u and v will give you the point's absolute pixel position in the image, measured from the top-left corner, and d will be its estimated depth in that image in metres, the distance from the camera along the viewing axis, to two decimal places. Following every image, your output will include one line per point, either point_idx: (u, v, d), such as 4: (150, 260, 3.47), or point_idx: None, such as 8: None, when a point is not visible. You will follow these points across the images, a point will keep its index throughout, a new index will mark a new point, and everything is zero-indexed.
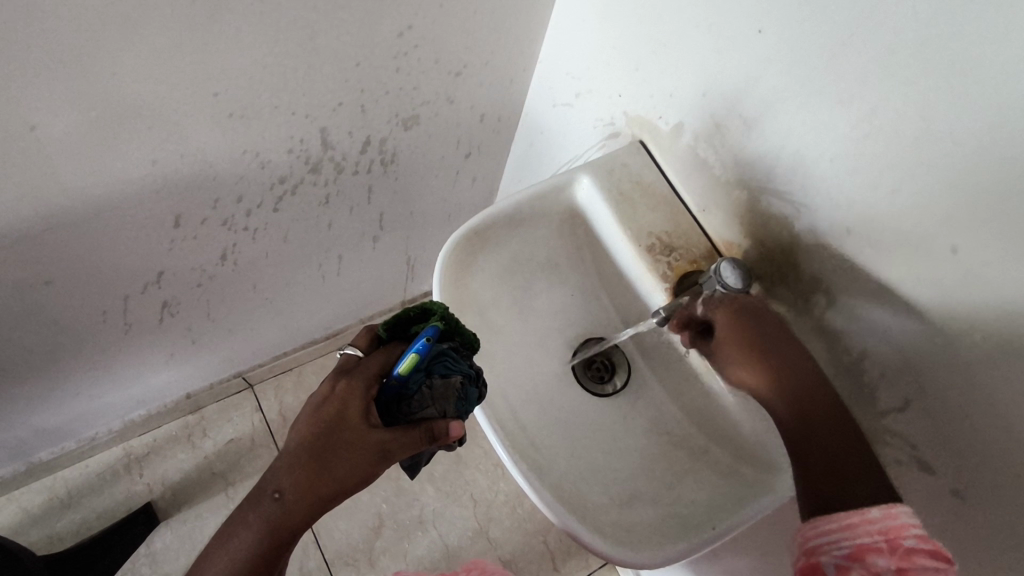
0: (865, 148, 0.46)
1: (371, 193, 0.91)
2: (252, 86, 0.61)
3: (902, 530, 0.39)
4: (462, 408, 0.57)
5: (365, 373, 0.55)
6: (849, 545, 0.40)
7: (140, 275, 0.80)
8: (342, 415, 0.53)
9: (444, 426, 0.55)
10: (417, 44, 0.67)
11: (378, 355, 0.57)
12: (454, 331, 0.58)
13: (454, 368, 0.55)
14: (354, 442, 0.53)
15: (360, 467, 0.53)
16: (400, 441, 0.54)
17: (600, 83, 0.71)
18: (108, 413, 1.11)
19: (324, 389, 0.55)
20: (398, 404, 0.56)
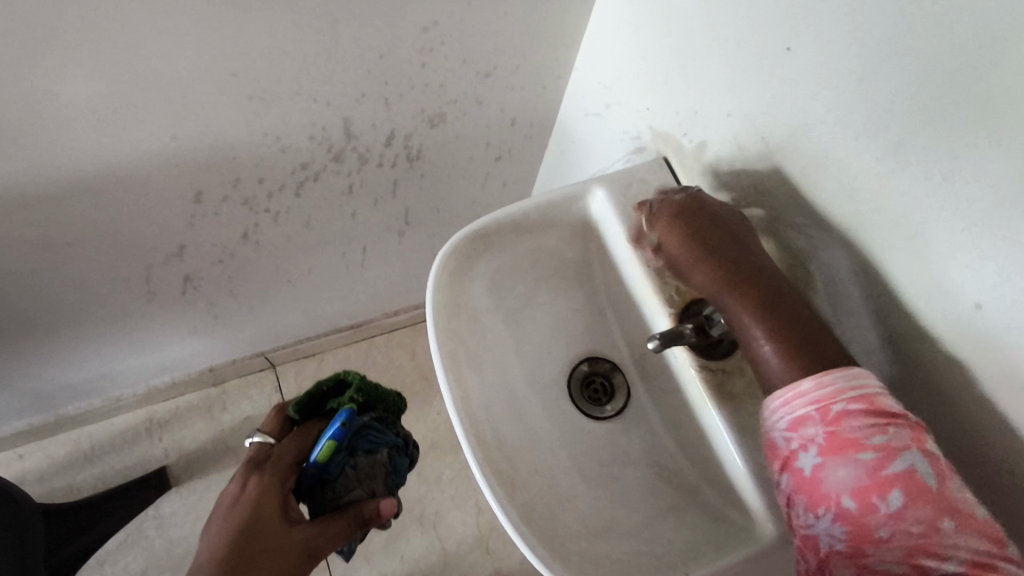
0: (884, 185, 0.42)
1: (396, 188, 0.90)
2: (273, 69, 0.61)
3: (831, 395, 0.41)
4: (390, 480, 0.74)
5: (281, 465, 0.73)
6: (789, 415, 0.42)
7: (163, 247, 0.82)
8: (265, 511, 0.69)
9: (372, 506, 0.70)
10: (443, 41, 0.66)
11: (294, 447, 0.75)
12: (375, 403, 0.78)
13: (376, 443, 0.73)
14: (285, 539, 0.68)
15: (287, 564, 0.67)
16: (330, 533, 0.68)
17: (630, 95, 0.68)
18: (132, 376, 1.16)
19: (236, 491, 0.70)
20: (327, 490, 0.72)
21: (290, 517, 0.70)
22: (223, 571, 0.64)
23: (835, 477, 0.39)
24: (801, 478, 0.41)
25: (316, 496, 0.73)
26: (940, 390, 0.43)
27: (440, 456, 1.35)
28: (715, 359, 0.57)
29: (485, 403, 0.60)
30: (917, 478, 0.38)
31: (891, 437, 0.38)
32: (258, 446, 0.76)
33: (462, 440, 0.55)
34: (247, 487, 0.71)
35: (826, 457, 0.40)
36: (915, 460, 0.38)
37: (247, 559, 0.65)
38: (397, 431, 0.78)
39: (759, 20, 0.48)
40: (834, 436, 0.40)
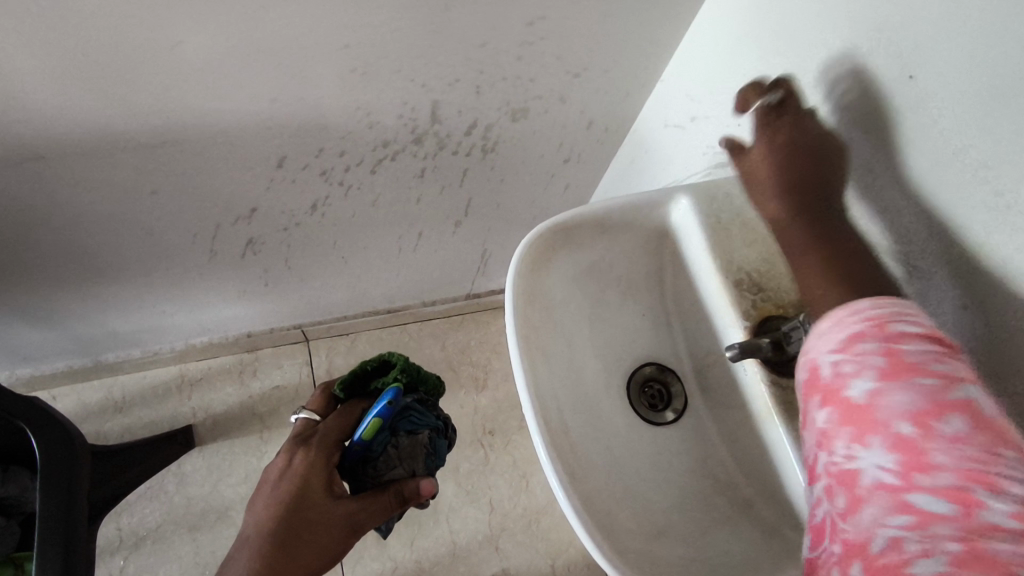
0: (997, 220, 0.42)
1: (464, 177, 0.92)
2: (382, 45, 0.62)
3: (889, 318, 0.43)
4: (428, 460, 0.78)
5: (326, 441, 0.76)
6: (845, 334, 0.43)
7: (235, 207, 0.83)
8: (309, 487, 0.73)
9: (413, 486, 0.74)
10: (544, 36, 0.68)
11: (336, 425, 0.78)
12: (416, 383, 0.79)
13: (417, 425, 0.76)
14: (326, 514, 0.72)
15: (329, 539, 0.72)
16: (371, 510, 0.72)
17: (720, 109, 0.69)
18: (175, 332, 1.17)
19: (281, 466, 0.75)
20: (368, 467, 0.75)
21: (332, 494, 0.74)
22: (273, 541, 0.70)
23: (891, 401, 0.40)
24: (851, 403, 0.42)
25: (358, 472, 0.77)
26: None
27: (460, 449, 1.36)
28: (786, 377, 0.57)
29: (550, 393, 0.60)
30: (976, 409, 0.39)
31: (949, 365, 0.40)
32: (304, 422, 0.80)
33: (534, 429, 0.56)
34: (292, 462, 0.75)
35: (884, 380, 0.41)
36: (971, 391, 0.39)
37: (294, 531, 0.71)
38: (437, 413, 0.81)
39: (881, 47, 0.48)
40: (893, 358, 0.41)
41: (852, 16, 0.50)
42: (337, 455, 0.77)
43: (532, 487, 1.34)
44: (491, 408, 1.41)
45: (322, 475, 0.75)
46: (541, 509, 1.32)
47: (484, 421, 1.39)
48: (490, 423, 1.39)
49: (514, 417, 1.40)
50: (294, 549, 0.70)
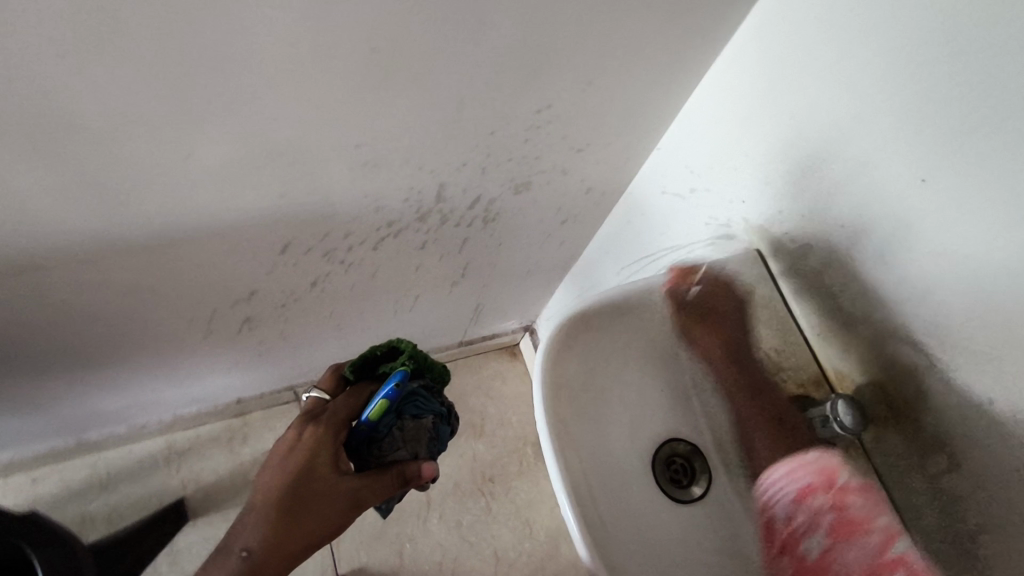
0: (1020, 322, 0.45)
1: (464, 245, 0.91)
2: (392, 141, 0.62)
3: (836, 472, 0.57)
4: (432, 445, 0.74)
5: (335, 417, 0.71)
6: (795, 487, 0.58)
7: (234, 292, 0.81)
8: (315, 459, 0.68)
9: (415, 469, 0.71)
10: (551, 120, 0.69)
11: (345, 403, 0.72)
12: (423, 370, 0.77)
13: (424, 410, 0.73)
14: (331, 488, 0.67)
15: (335, 514, 0.67)
16: (373, 487, 0.68)
17: (722, 184, 0.71)
18: (164, 405, 1.14)
19: (290, 439, 0.70)
20: (374, 448, 0.71)
21: (339, 469, 0.69)
22: (278, 505, 0.66)
23: (844, 559, 0.54)
24: (803, 557, 0.56)
25: (363, 453, 0.71)
26: None
27: (461, 501, 1.34)
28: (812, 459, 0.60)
29: (583, 484, 0.60)
30: (909, 563, 0.52)
31: (884, 522, 0.55)
32: (312, 399, 0.75)
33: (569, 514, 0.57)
34: (302, 435, 0.70)
35: (836, 538, 0.55)
36: (865, 498, 0.56)
37: (300, 501, 0.66)
38: (441, 400, 0.78)
39: (890, 149, 0.52)
40: (843, 514, 0.55)
41: (860, 117, 0.54)
42: (344, 432, 0.71)
43: (535, 534, 1.33)
44: (489, 455, 1.40)
45: (330, 450, 0.69)
46: (546, 556, 1.31)
47: (483, 469, 1.38)
48: (489, 471, 1.38)
49: (513, 464, 1.40)
50: (299, 519, 0.65)
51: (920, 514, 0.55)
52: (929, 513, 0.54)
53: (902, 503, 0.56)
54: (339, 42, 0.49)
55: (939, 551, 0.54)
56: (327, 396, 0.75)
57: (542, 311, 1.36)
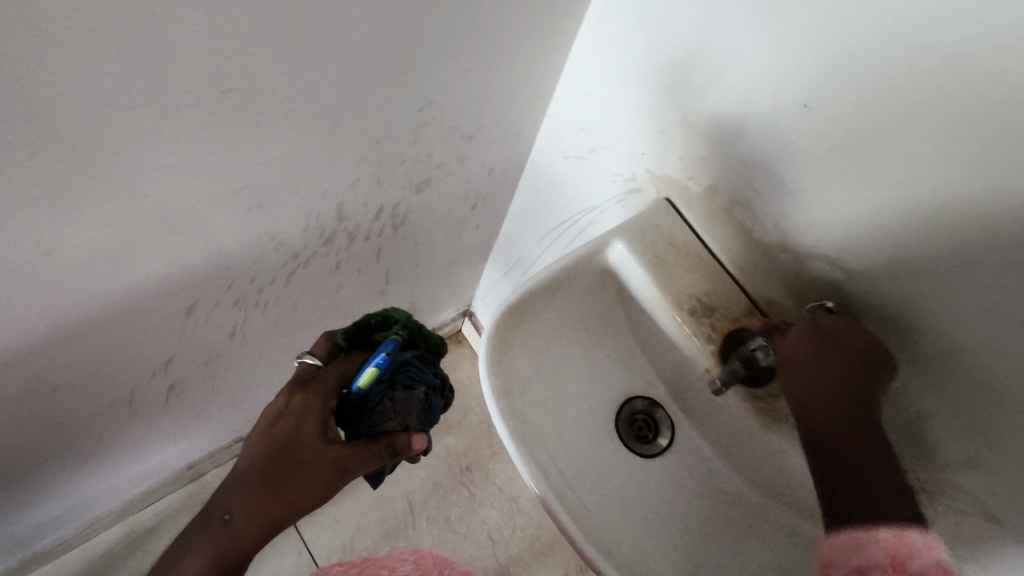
0: (922, 223, 0.48)
1: (380, 254, 0.88)
2: (274, 176, 0.58)
3: (910, 553, 0.41)
4: (425, 417, 0.67)
5: (325, 386, 0.66)
6: (859, 561, 0.41)
7: (148, 366, 0.75)
8: (303, 426, 0.64)
9: (405, 440, 0.64)
10: (435, 115, 0.66)
11: (335, 370, 0.67)
12: (415, 339, 0.73)
13: (416, 380, 0.67)
14: (317, 456, 0.63)
15: (319, 480, 0.64)
16: (360, 456, 0.64)
17: (620, 140, 0.71)
18: (108, 494, 1.06)
19: (278, 405, 0.65)
20: (365, 418, 0.66)
21: (326, 436, 0.65)
22: (264, 471, 0.64)
23: None
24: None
25: (354, 422, 0.66)
26: (988, 389, 0.49)
27: (444, 497, 1.34)
28: (762, 388, 0.61)
29: (556, 472, 0.60)
30: None
31: None
32: (303, 366, 0.69)
33: (532, 482, 0.57)
34: (290, 402, 0.65)
35: None
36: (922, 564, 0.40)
37: (285, 469, 0.64)
38: (434, 370, 0.72)
39: (770, 81, 0.52)
40: None
41: (735, 53, 0.54)
42: (334, 400, 0.66)
43: (524, 506, 1.36)
44: (460, 445, 1.40)
45: (318, 416, 0.65)
46: (540, 523, 1.34)
47: (458, 460, 1.38)
48: (465, 460, 1.38)
49: (485, 446, 1.40)
50: (283, 485, 0.63)
51: None
52: None
53: None
54: (186, 91, 0.45)
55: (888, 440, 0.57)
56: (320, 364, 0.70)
57: (475, 293, 1.34)
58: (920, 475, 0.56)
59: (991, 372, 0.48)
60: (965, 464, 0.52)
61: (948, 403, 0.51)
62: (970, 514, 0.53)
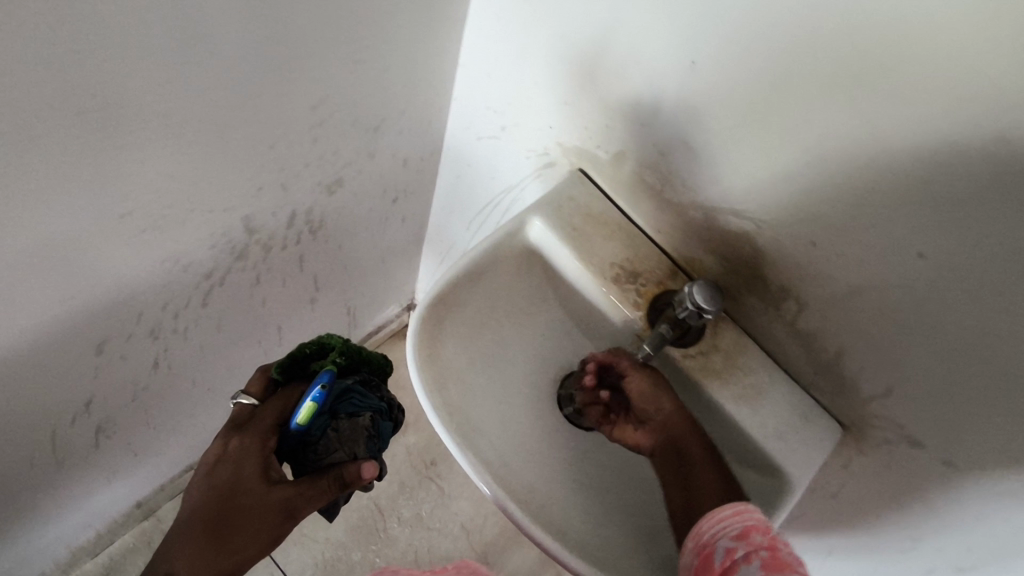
0: (815, 166, 0.48)
1: (303, 261, 0.85)
2: (163, 196, 0.55)
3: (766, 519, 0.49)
4: (375, 445, 0.64)
5: (263, 425, 0.62)
6: (738, 525, 0.47)
7: (66, 410, 0.71)
8: (242, 470, 0.60)
9: (354, 470, 0.61)
10: (331, 112, 0.63)
11: (273, 405, 0.63)
12: (358, 365, 0.69)
13: (361, 407, 0.63)
14: (261, 500, 0.60)
15: (264, 525, 0.59)
16: (307, 493, 0.60)
17: (527, 115, 0.70)
18: (51, 546, 1.01)
19: (215, 452, 0.61)
20: (309, 452, 0.62)
21: (269, 478, 0.61)
22: (204, 524, 0.58)
23: None
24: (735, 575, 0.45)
25: (298, 458, 0.63)
26: (896, 321, 0.50)
27: (412, 494, 1.33)
28: (691, 346, 0.61)
29: (499, 460, 0.60)
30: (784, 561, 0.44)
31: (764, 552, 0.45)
32: (239, 408, 0.65)
33: (486, 487, 0.56)
34: (227, 448, 0.61)
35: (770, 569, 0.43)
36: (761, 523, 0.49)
37: (224, 519, 0.59)
38: (381, 394, 0.68)
39: (657, 39, 0.52)
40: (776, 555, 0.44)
41: (620, 15, 0.53)
42: (274, 438, 0.62)
43: None
44: (421, 440, 1.38)
45: (258, 458, 0.61)
46: None
47: (421, 456, 1.37)
48: (429, 454, 1.37)
49: None
50: (225, 538, 0.58)
51: (791, 355, 0.60)
52: (800, 356, 0.59)
53: (779, 353, 0.61)
54: (41, 115, 0.41)
55: (816, 378, 0.59)
56: (257, 403, 0.66)
57: (416, 287, 1.32)
58: (849, 409, 0.58)
59: (898, 304, 0.49)
60: (886, 393, 0.54)
61: (863, 339, 0.53)
62: (895, 441, 0.55)
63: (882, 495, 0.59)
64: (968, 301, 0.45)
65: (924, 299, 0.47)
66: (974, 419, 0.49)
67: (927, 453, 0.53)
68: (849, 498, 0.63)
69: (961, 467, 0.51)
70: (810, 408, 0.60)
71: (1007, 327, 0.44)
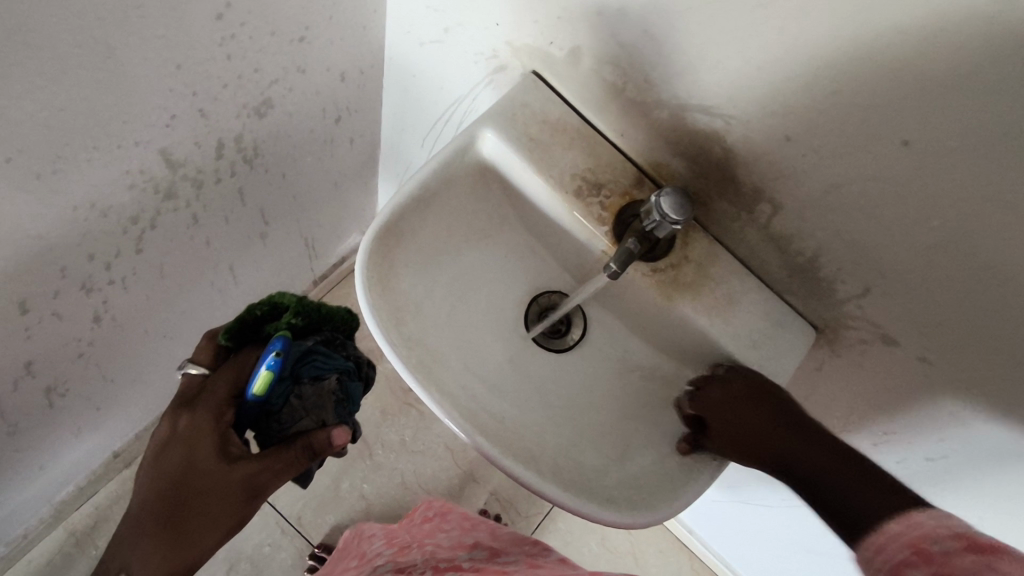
0: (791, 50, 0.43)
1: (244, 194, 0.78)
2: (56, 134, 0.48)
3: (930, 539, 0.34)
4: (342, 408, 0.63)
5: (214, 400, 0.58)
6: (891, 557, 0.36)
7: (4, 374, 0.66)
8: (196, 450, 0.57)
9: (324, 437, 0.59)
10: (242, 21, 0.55)
11: (225, 376, 0.59)
12: (316, 325, 0.65)
13: (326, 369, 0.61)
14: (220, 479, 0.57)
15: (230, 506, 0.59)
16: (273, 467, 0.58)
17: (470, 13, 0.62)
18: (28, 506, 0.99)
19: (165, 433, 0.59)
20: (273, 422, 0.60)
21: (228, 455, 0.58)
22: (162, 513, 0.57)
23: None
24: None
25: (263, 426, 0.60)
26: (875, 217, 0.47)
27: (394, 420, 1.33)
28: (660, 259, 0.58)
29: (467, 391, 0.58)
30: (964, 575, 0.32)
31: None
32: (188, 379, 0.62)
33: (461, 432, 0.53)
34: (177, 426, 0.58)
35: None
36: None
37: (183, 503, 0.57)
38: (347, 353, 0.66)
39: None
40: None
41: None
42: (230, 412, 0.59)
43: None
44: None
45: (211, 436, 0.57)
46: None
47: (400, 382, 1.36)
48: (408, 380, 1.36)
49: None
50: (189, 523, 0.57)
51: (763, 260, 0.57)
52: (774, 260, 0.56)
53: (751, 258, 0.58)
54: None
55: (790, 281, 0.57)
56: (208, 370, 0.62)
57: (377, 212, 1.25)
58: (824, 310, 0.56)
59: (878, 200, 0.46)
60: (863, 292, 0.51)
61: (839, 240, 0.50)
62: (871, 341, 0.53)
63: (859, 393, 0.58)
64: (952, 194, 0.41)
65: (907, 193, 0.44)
66: (954, 316, 0.46)
67: (903, 349, 0.51)
68: (822, 397, 0.62)
69: (936, 362, 0.50)
70: (783, 312, 0.58)
71: (989, 220, 0.40)
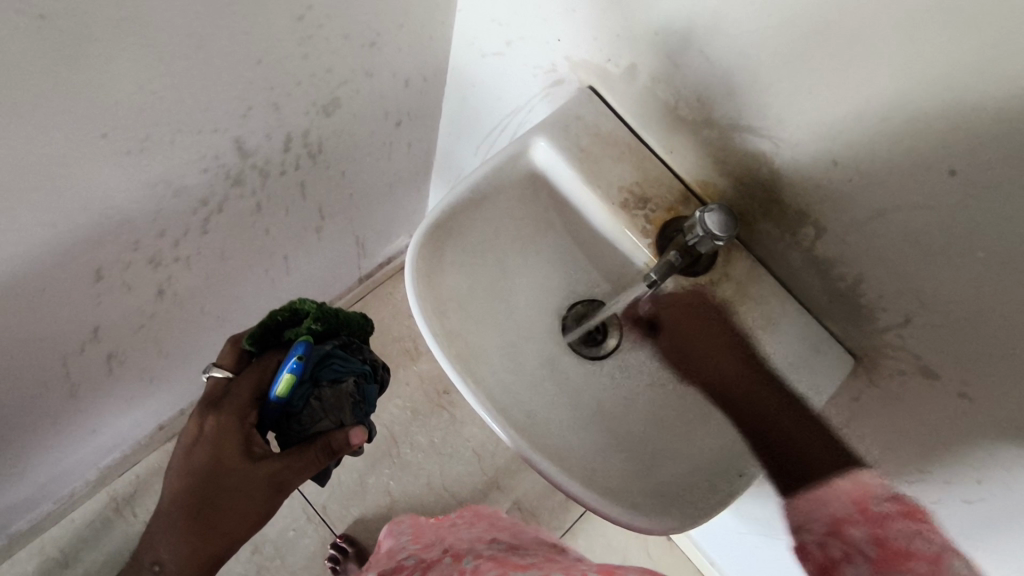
0: (844, 75, 0.44)
1: (305, 187, 0.82)
2: (145, 115, 0.52)
3: None
4: (359, 409, 0.67)
5: (239, 401, 0.62)
6: None
7: (74, 336, 0.71)
8: (222, 451, 0.60)
9: (344, 437, 0.63)
10: (321, 23, 0.59)
11: (249, 377, 0.63)
12: (335, 330, 0.69)
13: (343, 371, 0.65)
14: (246, 476, 0.61)
15: (256, 504, 0.62)
16: (294, 466, 0.62)
17: (533, 28, 0.65)
18: (78, 468, 1.05)
19: (192, 432, 0.61)
20: (293, 423, 0.63)
21: (252, 454, 0.61)
22: (188, 511, 0.60)
23: None
24: None
25: (283, 428, 0.64)
26: (920, 245, 0.47)
27: (425, 422, 1.35)
28: (701, 274, 0.59)
29: (502, 387, 0.60)
30: None
31: None
32: (213, 382, 0.65)
33: (505, 436, 0.55)
34: (203, 427, 0.61)
35: None
36: None
37: (208, 502, 0.60)
38: (362, 356, 0.70)
39: None
40: None
41: None
42: (253, 413, 0.62)
43: None
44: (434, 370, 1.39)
45: (238, 436, 0.61)
46: None
47: (434, 384, 1.38)
48: (442, 384, 1.38)
49: None
50: (217, 520, 0.60)
51: (805, 283, 0.57)
52: (815, 283, 0.57)
53: (791, 280, 0.59)
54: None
55: (830, 306, 0.57)
56: (232, 374, 0.66)
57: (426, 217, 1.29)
58: (862, 338, 0.56)
59: (923, 227, 0.46)
60: (904, 321, 0.51)
61: (882, 267, 0.50)
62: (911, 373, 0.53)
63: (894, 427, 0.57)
64: (1000, 225, 0.41)
65: (953, 222, 0.44)
66: (995, 349, 0.46)
67: (942, 382, 0.50)
68: None
69: (976, 399, 0.49)
70: (821, 338, 0.58)
71: None
